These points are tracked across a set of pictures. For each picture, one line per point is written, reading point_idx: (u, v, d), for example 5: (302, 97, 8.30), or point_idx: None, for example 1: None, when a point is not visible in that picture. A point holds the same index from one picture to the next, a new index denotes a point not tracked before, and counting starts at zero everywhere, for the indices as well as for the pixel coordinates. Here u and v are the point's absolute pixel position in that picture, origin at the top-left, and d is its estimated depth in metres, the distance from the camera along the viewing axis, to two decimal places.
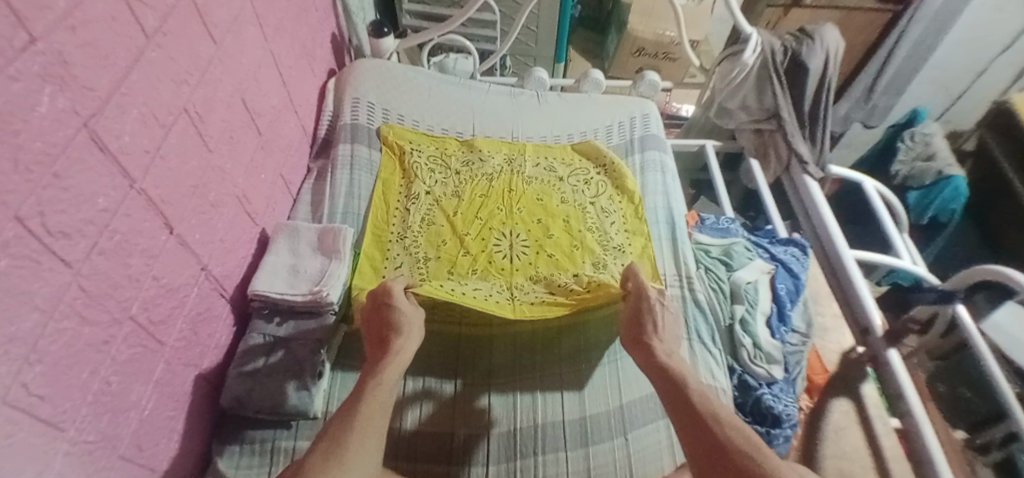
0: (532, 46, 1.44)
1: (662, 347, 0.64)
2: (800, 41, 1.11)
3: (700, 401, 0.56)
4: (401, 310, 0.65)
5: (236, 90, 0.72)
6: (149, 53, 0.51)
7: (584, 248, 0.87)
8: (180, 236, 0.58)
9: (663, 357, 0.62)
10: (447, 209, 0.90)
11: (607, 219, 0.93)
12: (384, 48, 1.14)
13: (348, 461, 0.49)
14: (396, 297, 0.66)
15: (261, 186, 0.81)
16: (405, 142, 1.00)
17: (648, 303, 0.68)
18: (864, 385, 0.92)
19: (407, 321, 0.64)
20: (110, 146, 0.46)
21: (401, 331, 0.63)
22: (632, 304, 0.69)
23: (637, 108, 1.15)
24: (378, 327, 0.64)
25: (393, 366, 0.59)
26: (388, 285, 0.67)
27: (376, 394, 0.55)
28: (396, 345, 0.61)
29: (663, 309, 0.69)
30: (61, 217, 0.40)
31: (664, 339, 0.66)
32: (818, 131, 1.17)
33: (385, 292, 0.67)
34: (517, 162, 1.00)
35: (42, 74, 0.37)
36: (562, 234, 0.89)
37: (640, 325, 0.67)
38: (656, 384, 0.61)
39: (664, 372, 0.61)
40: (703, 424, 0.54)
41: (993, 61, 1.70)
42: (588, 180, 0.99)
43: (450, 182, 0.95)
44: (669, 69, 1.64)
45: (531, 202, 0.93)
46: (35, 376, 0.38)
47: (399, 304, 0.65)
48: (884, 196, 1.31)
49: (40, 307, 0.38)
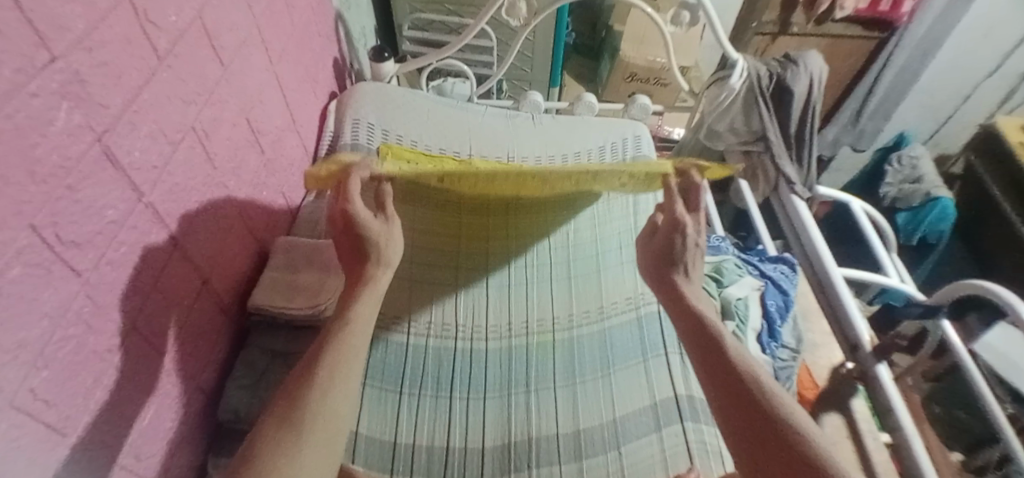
0: (528, 72, 1.49)
1: (692, 290, 0.64)
2: (785, 66, 1.16)
3: (735, 357, 0.52)
4: (371, 231, 0.62)
5: (241, 109, 0.74)
6: (160, 73, 0.54)
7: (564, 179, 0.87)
8: (183, 249, 0.60)
9: (693, 297, 0.62)
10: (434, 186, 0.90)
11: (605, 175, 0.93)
12: (384, 72, 1.18)
13: (306, 417, 0.46)
14: (362, 219, 0.62)
15: (263, 203, 0.83)
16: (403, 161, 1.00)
17: (680, 240, 0.65)
18: (854, 401, 0.95)
19: (375, 240, 0.62)
20: (121, 161, 0.48)
21: (376, 260, 0.62)
22: (665, 238, 0.66)
23: (629, 129, 1.19)
24: (351, 246, 0.62)
25: (366, 298, 0.58)
26: (351, 207, 0.62)
27: (342, 347, 0.52)
28: (370, 274, 0.61)
29: (696, 249, 0.65)
30: (73, 227, 0.42)
31: (692, 278, 0.65)
32: (804, 152, 1.21)
33: (348, 215, 0.61)
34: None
35: (60, 91, 0.39)
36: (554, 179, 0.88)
37: (668, 261, 0.66)
38: (681, 326, 0.60)
39: (693, 321, 0.58)
40: (727, 365, 0.52)
41: (980, 84, 1.76)
42: None
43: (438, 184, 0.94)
44: (660, 94, 1.69)
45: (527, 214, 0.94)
46: (42, 381, 0.39)
47: (368, 226, 0.62)
48: (872, 215, 1.33)
49: (48, 314, 0.40)
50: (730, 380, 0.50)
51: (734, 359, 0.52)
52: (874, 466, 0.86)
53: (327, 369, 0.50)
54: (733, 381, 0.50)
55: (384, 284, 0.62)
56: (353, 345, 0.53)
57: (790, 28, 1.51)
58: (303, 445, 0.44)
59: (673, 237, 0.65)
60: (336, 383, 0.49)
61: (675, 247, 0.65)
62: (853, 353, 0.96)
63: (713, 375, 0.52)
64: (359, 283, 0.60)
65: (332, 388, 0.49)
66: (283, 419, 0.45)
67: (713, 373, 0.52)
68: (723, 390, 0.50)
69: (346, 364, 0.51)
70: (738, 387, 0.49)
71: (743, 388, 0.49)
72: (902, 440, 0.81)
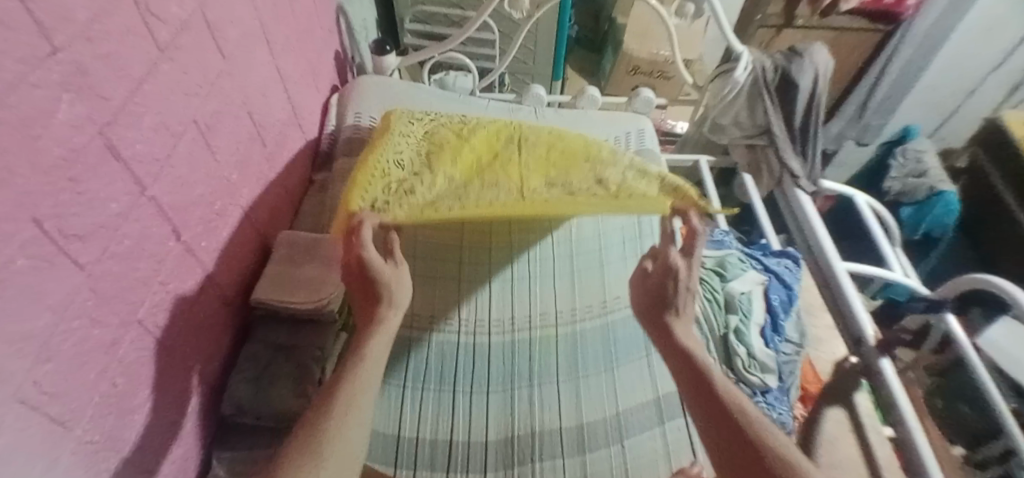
0: (530, 65, 1.48)
1: (683, 328, 0.65)
2: (790, 58, 1.14)
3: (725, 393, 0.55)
4: (383, 277, 0.61)
5: (243, 103, 0.74)
6: (162, 65, 0.54)
7: (570, 168, 0.80)
8: (186, 242, 0.60)
9: (682, 338, 0.63)
10: (437, 140, 0.83)
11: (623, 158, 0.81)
12: (386, 65, 1.17)
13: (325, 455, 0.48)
14: (374, 263, 0.61)
15: (265, 197, 0.83)
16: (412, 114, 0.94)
17: (673, 285, 0.65)
18: (858, 396, 0.93)
19: (387, 286, 0.62)
20: (123, 154, 0.48)
21: (387, 301, 0.62)
22: (657, 280, 0.65)
23: (632, 124, 1.18)
24: (361, 285, 0.63)
25: (379, 339, 0.59)
26: (360, 253, 0.61)
27: (357, 377, 0.55)
28: (382, 315, 0.61)
29: (688, 292, 0.65)
30: (76, 220, 0.42)
31: (682, 314, 0.65)
32: (809, 146, 1.20)
33: (360, 262, 0.61)
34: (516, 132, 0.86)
35: (61, 83, 0.39)
36: (565, 167, 0.80)
37: (660, 303, 0.65)
38: (672, 367, 0.61)
39: (685, 358, 0.61)
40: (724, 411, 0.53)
41: (983, 80, 1.75)
42: None
43: (436, 132, 0.85)
44: (664, 87, 1.68)
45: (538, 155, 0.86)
46: (46, 374, 0.40)
47: (380, 271, 0.61)
48: (876, 209, 1.32)
49: (52, 306, 0.40)
50: (723, 424, 0.53)
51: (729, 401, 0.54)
52: (877, 459, 0.85)
53: (343, 405, 0.52)
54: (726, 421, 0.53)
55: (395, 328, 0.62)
56: (362, 378, 0.55)
57: (794, 20, 1.49)
58: (320, 472, 0.47)
59: (668, 287, 0.65)
60: (349, 419, 0.51)
61: (668, 293, 0.65)
62: (858, 347, 0.96)
63: (705, 410, 0.55)
64: (371, 325, 0.61)
65: (347, 418, 0.51)
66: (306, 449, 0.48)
67: (702, 411, 0.55)
68: (715, 427, 0.53)
69: (363, 398, 0.53)
70: (730, 424, 0.52)
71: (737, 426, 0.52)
72: (905, 433, 0.81)
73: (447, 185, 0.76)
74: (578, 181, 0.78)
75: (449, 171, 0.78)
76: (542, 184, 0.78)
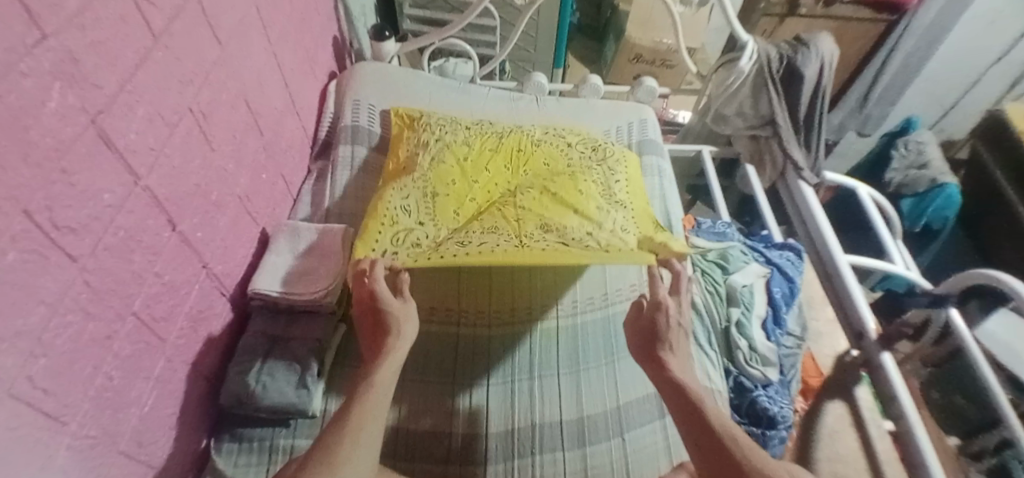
0: (531, 53, 1.46)
1: (677, 363, 0.65)
2: (796, 48, 1.13)
3: (713, 419, 0.59)
4: (391, 310, 0.64)
5: (239, 91, 0.72)
6: (155, 53, 0.52)
7: (558, 214, 0.79)
8: (182, 233, 0.59)
9: (677, 372, 0.64)
10: (441, 178, 0.84)
11: (613, 211, 0.83)
12: (385, 51, 1.15)
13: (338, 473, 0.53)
14: (384, 299, 0.65)
15: (263, 187, 0.82)
16: (416, 113, 0.98)
17: (663, 319, 0.67)
18: (858, 389, 0.94)
19: (395, 319, 0.64)
20: (116, 144, 0.46)
21: (394, 331, 0.63)
22: (647, 317, 0.69)
23: (634, 113, 1.17)
24: (371, 322, 0.65)
25: (386, 369, 0.61)
26: (374, 286, 0.65)
27: (369, 396, 0.58)
28: (390, 345, 0.62)
29: (678, 328, 0.68)
30: (68, 212, 0.40)
31: (677, 353, 0.66)
32: (812, 137, 1.18)
33: (371, 295, 0.65)
34: (515, 175, 0.87)
35: (51, 71, 0.38)
36: (559, 210, 0.80)
37: (654, 339, 0.67)
38: (666, 396, 0.63)
39: (679, 390, 0.62)
40: (716, 441, 0.57)
41: (988, 69, 1.71)
42: (595, 147, 0.95)
43: (442, 163, 0.86)
44: (666, 76, 1.66)
45: (538, 167, 0.88)
46: (39, 369, 0.39)
47: (389, 303, 0.65)
48: (878, 201, 1.32)
49: (45, 301, 0.39)
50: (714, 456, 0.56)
51: (726, 438, 0.57)
52: (877, 453, 0.87)
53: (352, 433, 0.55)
54: (721, 452, 0.56)
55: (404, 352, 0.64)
56: (372, 399, 0.58)
57: (798, 9, 1.47)
58: None
59: (658, 316, 0.68)
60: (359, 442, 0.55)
61: (660, 325, 0.67)
62: (859, 341, 0.96)
63: (693, 433, 0.58)
64: (379, 355, 0.62)
65: (359, 437, 0.55)
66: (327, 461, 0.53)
67: (693, 435, 0.58)
68: (707, 452, 0.56)
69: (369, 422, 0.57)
70: (716, 443, 0.56)
71: (733, 458, 0.55)
72: (906, 428, 0.80)
73: (449, 235, 0.76)
74: (569, 228, 0.77)
75: (451, 224, 0.78)
76: (536, 227, 0.77)
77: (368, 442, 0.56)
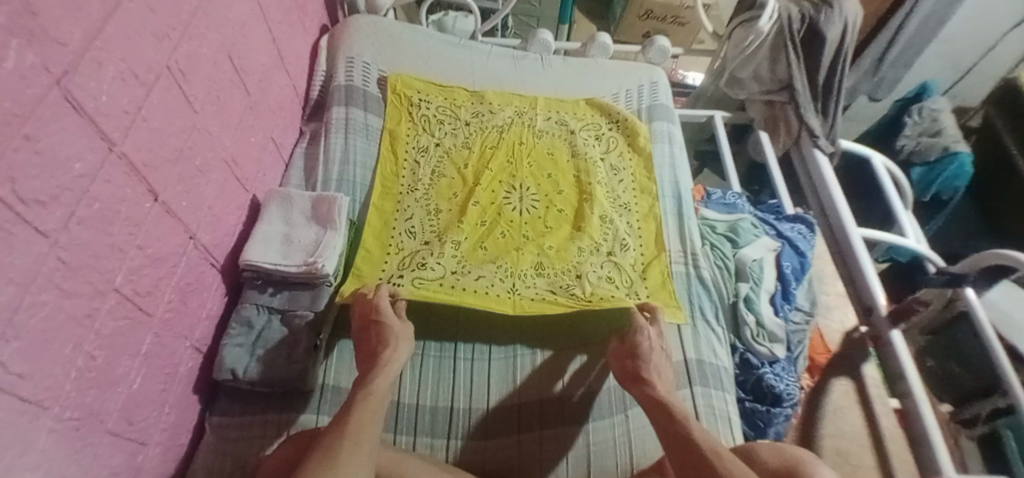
0: (536, 7, 1.37)
1: (662, 386, 0.64)
2: (819, 8, 1.06)
3: (698, 433, 0.56)
4: (390, 326, 0.65)
5: (222, 46, 0.66)
6: (126, 3, 0.46)
7: (561, 245, 0.81)
8: (164, 203, 0.55)
9: (663, 393, 0.63)
10: (443, 193, 0.85)
11: (618, 218, 0.87)
12: (381, 4, 1.07)
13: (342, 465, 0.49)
14: (385, 314, 0.66)
15: (251, 150, 0.77)
16: (413, 92, 0.96)
17: (646, 341, 0.68)
18: (866, 365, 0.95)
19: (395, 334, 0.64)
20: (86, 107, 0.42)
21: (389, 342, 0.63)
22: (630, 342, 0.69)
23: (645, 75, 1.10)
24: (368, 343, 0.64)
25: (382, 375, 0.59)
26: (377, 301, 0.67)
27: (368, 402, 0.56)
28: (385, 356, 0.61)
29: (660, 352, 0.69)
30: (34, 184, 0.36)
31: (663, 378, 0.66)
32: (830, 103, 1.12)
33: (374, 311, 0.66)
34: (517, 179, 0.88)
35: (7, 26, 0.33)
36: (560, 246, 0.81)
37: (635, 360, 0.67)
38: (653, 416, 0.61)
39: (666, 411, 0.60)
40: (697, 457, 0.54)
41: (1004, 36, 1.58)
42: (599, 135, 0.98)
43: (442, 176, 0.87)
44: (677, 35, 1.57)
45: (542, 157, 0.92)
46: (13, 354, 0.36)
47: (387, 318, 0.65)
48: (889, 168, 1.26)
49: (15, 280, 0.35)
50: (688, 459, 0.54)
51: (709, 450, 0.54)
52: (882, 430, 0.87)
53: (352, 437, 0.52)
54: (698, 460, 0.54)
55: (401, 361, 0.63)
56: (370, 409, 0.55)
57: None
58: None
59: (638, 339, 0.69)
60: (349, 443, 0.51)
61: (642, 346, 0.68)
62: (868, 316, 0.97)
63: (676, 446, 0.56)
64: (377, 364, 0.61)
65: (362, 441, 0.52)
66: (327, 454, 0.49)
67: (677, 453, 0.56)
68: (689, 461, 0.54)
69: (368, 425, 0.53)
70: (695, 452, 0.54)
71: (711, 468, 0.53)
72: (911, 405, 0.80)
73: (454, 254, 0.78)
74: (566, 269, 0.79)
75: (457, 238, 0.79)
76: (532, 267, 0.79)
77: (367, 446, 0.52)
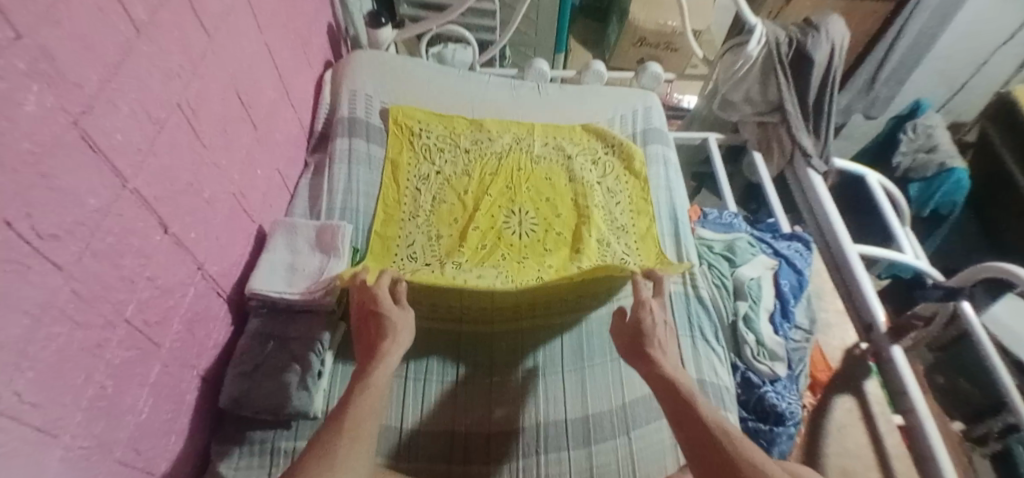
0: (533, 37, 1.42)
1: (667, 360, 0.64)
2: (805, 32, 1.09)
3: (708, 416, 0.57)
4: (389, 315, 0.65)
5: (230, 82, 0.70)
6: (139, 46, 0.49)
7: (560, 267, 0.83)
8: (174, 235, 0.57)
9: (668, 369, 0.63)
10: (444, 218, 0.87)
11: (616, 240, 0.88)
12: (382, 38, 1.11)
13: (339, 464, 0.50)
14: (384, 304, 0.66)
15: (258, 181, 0.80)
16: (414, 122, 0.99)
17: (649, 316, 0.68)
18: (868, 382, 0.95)
19: (394, 325, 0.64)
20: (100, 145, 0.44)
21: (390, 335, 0.63)
22: (632, 324, 0.68)
23: (639, 100, 1.14)
24: (368, 334, 0.65)
25: (381, 369, 0.59)
26: (375, 290, 0.67)
27: (368, 394, 0.56)
28: (384, 348, 0.61)
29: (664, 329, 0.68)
30: (50, 219, 0.38)
31: (668, 353, 0.66)
32: (822, 123, 1.15)
33: (375, 302, 0.66)
34: (516, 203, 0.90)
35: (28, 72, 0.35)
36: (559, 267, 0.83)
37: (641, 338, 0.67)
38: (659, 393, 0.62)
39: (675, 393, 0.60)
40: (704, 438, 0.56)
41: (995, 51, 1.60)
42: (596, 160, 1.00)
43: (443, 202, 0.90)
44: (671, 59, 1.62)
45: (540, 181, 0.94)
46: (27, 383, 0.37)
47: (388, 310, 0.65)
48: (885, 186, 1.27)
49: (29, 312, 0.37)
50: (707, 461, 0.54)
51: (721, 438, 0.55)
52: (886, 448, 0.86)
53: (352, 437, 0.52)
54: (713, 450, 0.54)
55: (401, 350, 0.63)
56: (368, 406, 0.55)
57: None
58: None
59: (641, 316, 0.68)
60: (353, 440, 0.52)
61: (643, 323, 0.67)
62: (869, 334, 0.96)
63: (688, 433, 0.57)
64: (373, 359, 0.61)
65: (362, 442, 0.53)
66: (325, 454, 0.51)
67: (688, 440, 0.56)
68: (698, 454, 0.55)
69: (368, 422, 0.54)
70: (709, 441, 0.55)
71: (726, 455, 0.54)
72: (914, 422, 0.80)
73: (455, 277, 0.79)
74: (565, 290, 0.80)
75: (458, 261, 0.81)
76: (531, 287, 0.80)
77: (365, 445, 0.53)
